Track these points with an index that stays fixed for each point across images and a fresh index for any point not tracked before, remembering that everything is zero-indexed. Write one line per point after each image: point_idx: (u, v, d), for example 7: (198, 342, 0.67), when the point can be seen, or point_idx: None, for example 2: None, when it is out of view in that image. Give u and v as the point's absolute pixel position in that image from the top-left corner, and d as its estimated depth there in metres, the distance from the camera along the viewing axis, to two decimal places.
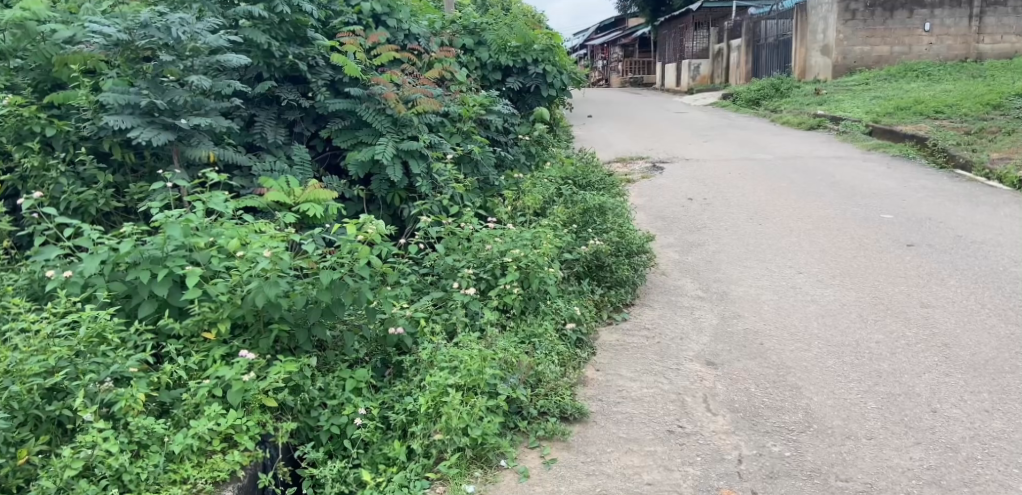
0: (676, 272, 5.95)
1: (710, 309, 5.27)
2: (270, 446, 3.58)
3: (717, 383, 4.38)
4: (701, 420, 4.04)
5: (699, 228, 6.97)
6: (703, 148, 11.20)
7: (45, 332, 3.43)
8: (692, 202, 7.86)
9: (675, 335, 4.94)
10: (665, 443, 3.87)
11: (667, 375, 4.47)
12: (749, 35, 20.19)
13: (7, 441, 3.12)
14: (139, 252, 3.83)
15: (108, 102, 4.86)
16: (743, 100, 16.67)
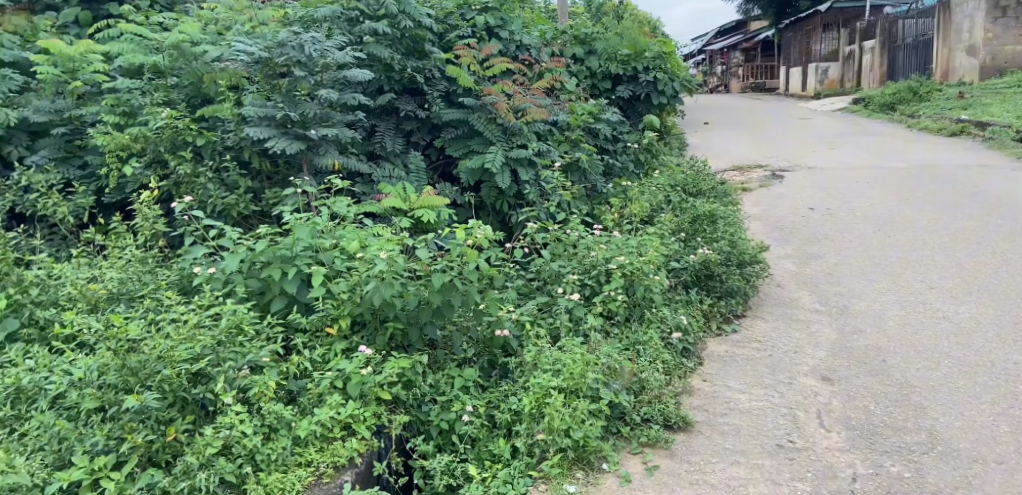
0: (792, 284, 5.87)
1: (828, 324, 5.20)
2: (385, 436, 3.82)
3: (832, 399, 4.34)
4: (814, 436, 4.03)
5: (817, 239, 6.83)
6: (830, 156, 10.87)
7: (192, 322, 3.72)
8: (814, 212, 7.72)
9: (789, 349, 4.90)
10: (774, 457, 3.88)
11: (778, 389, 4.46)
12: (884, 36, 19.37)
13: (158, 420, 3.48)
14: (273, 251, 4.20)
15: (249, 114, 5.34)
16: (879, 105, 16.13)
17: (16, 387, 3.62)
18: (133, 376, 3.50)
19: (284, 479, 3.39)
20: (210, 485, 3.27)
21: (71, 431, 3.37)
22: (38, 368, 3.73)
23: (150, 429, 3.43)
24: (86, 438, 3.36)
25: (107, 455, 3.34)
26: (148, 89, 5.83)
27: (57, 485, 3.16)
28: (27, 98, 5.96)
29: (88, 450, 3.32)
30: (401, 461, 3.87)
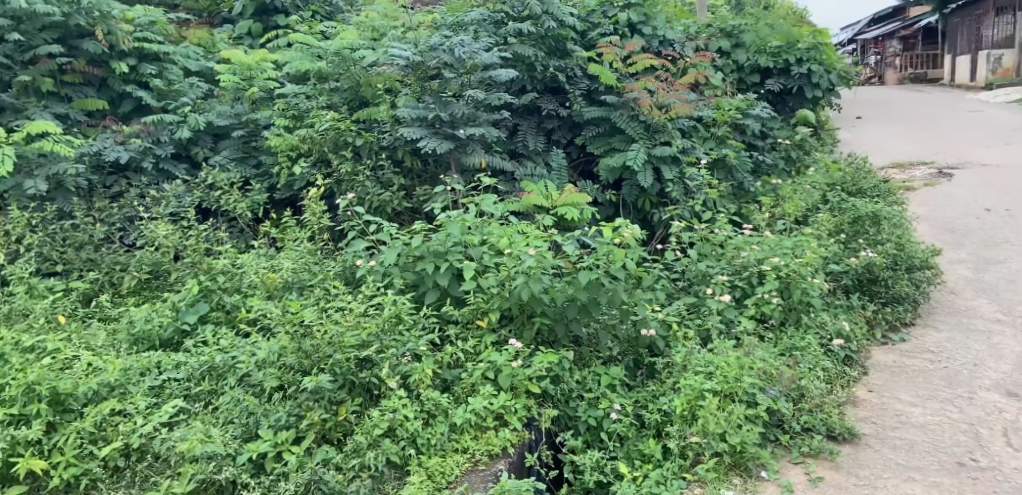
0: (968, 291, 5.44)
1: (1011, 335, 4.82)
2: (535, 429, 3.88)
3: (1020, 417, 4.04)
4: (999, 455, 3.77)
5: (997, 242, 6.33)
6: (1007, 152, 10.06)
7: (358, 310, 3.96)
8: (990, 213, 7.16)
9: (967, 361, 4.58)
10: (954, 476, 3.66)
11: (956, 404, 4.17)
12: None
13: (331, 400, 3.70)
14: (427, 246, 4.36)
15: (402, 115, 5.59)
16: None
17: (210, 365, 3.88)
18: (307, 359, 3.80)
19: (443, 463, 3.54)
20: (377, 464, 3.47)
21: (258, 406, 3.66)
22: (229, 348, 3.98)
23: (325, 408, 3.66)
24: (269, 414, 3.65)
25: (288, 430, 3.60)
26: (313, 93, 6.21)
27: (247, 456, 3.46)
28: (211, 104, 6.46)
29: (272, 424, 3.60)
30: (551, 453, 3.92)
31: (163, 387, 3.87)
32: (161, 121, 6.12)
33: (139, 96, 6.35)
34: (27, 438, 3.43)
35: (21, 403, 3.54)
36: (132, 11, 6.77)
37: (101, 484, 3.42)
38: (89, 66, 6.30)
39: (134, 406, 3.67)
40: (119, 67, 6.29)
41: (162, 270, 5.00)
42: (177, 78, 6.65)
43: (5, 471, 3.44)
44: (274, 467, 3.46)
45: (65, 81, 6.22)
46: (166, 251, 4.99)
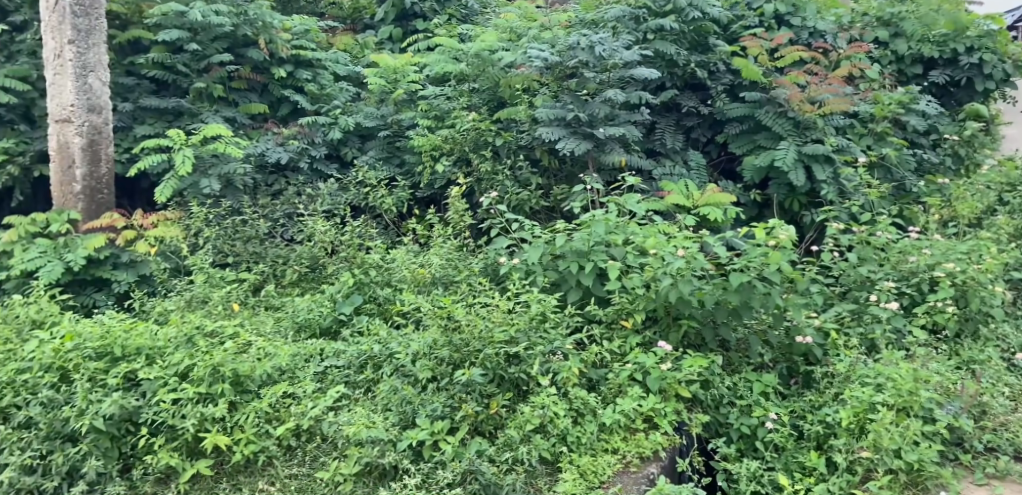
0: None
1: None
2: (685, 434, 3.82)
3: None
4: None
5: None
6: None
7: (505, 307, 3.99)
8: None
9: None
10: None
11: None
12: None
13: (482, 394, 3.76)
14: (569, 246, 4.34)
15: (541, 116, 5.58)
16: None
17: (369, 354, 4.14)
18: (457, 353, 3.89)
19: (595, 462, 3.55)
20: (532, 458, 3.51)
21: (416, 396, 3.77)
22: (386, 339, 4.21)
23: (477, 401, 3.73)
24: (426, 404, 3.74)
25: (444, 420, 3.68)
26: (453, 95, 6.28)
27: (407, 442, 3.58)
28: (358, 106, 6.76)
29: (429, 414, 3.69)
30: (703, 460, 3.84)
31: (326, 372, 4.13)
32: (315, 123, 6.46)
33: (296, 100, 6.70)
34: (213, 415, 3.67)
35: (207, 382, 3.78)
36: (290, 20, 7.14)
37: (277, 461, 3.67)
38: (253, 73, 6.69)
39: (302, 389, 3.92)
40: (278, 73, 6.65)
41: (319, 264, 5.31)
42: (328, 83, 6.94)
43: (193, 444, 3.69)
44: (432, 456, 3.55)
45: (231, 87, 6.62)
46: (321, 246, 5.31)
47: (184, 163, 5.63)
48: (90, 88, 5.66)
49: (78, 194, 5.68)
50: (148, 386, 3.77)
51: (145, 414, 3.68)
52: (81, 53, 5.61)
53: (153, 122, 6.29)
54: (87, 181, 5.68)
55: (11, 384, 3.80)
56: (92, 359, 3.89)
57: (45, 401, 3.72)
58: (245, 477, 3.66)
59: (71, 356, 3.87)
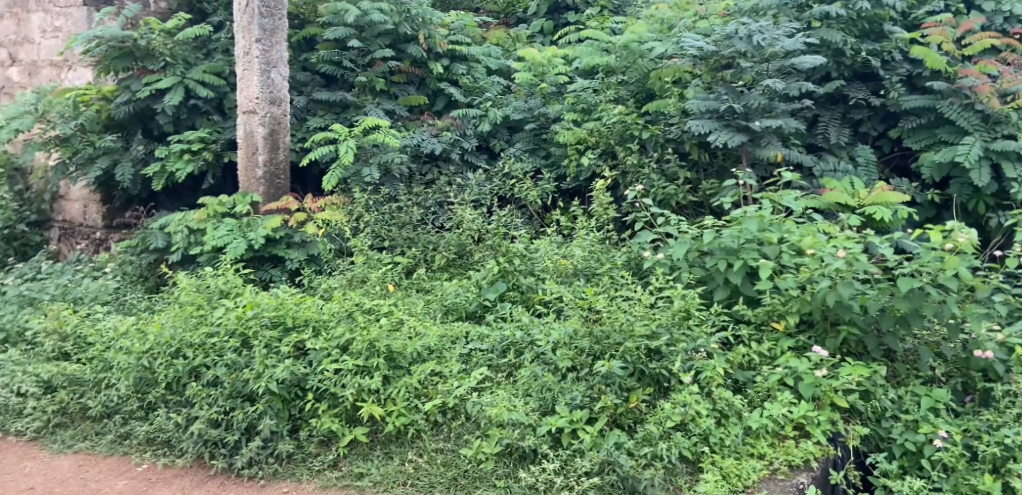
0: None
1: None
2: (840, 445, 3.70)
3: None
4: None
5: None
6: None
7: (646, 302, 4.02)
8: None
9: None
10: None
11: None
12: None
13: (621, 387, 3.80)
14: (717, 243, 4.29)
15: (694, 107, 5.51)
16: None
17: (512, 339, 4.29)
18: (597, 344, 3.97)
19: (740, 464, 3.51)
20: (672, 456, 3.50)
21: (556, 384, 3.87)
22: (528, 325, 4.34)
23: (617, 393, 3.77)
24: (566, 392, 3.84)
25: (583, 409, 3.76)
26: (601, 87, 6.30)
27: (546, 428, 3.67)
28: (508, 99, 6.91)
29: (569, 402, 3.78)
30: (860, 474, 3.72)
31: (471, 354, 4.32)
32: (466, 115, 6.68)
33: (450, 92, 6.90)
34: (369, 387, 4.01)
35: (365, 356, 4.12)
36: (448, 17, 7.41)
37: (424, 435, 3.92)
38: (413, 67, 7.01)
39: (449, 369, 4.17)
40: (435, 68, 6.93)
41: (468, 252, 5.54)
42: (481, 77, 7.15)
43: (352, 413, 4.06)
44: (570, 443, 3.64)
45: (392, 81, 6.96)
46: (469, 234, 5.52)
47: (347, 153, 6.02)
48: (272, 83, 6.11)
49: (259, 179, 6.16)
50: (314, 356, 4.18)
51: (312, 381, 4.08)
52: (266, 50, 6.06)
53: (324, 113, 6.74)
54: (267, 168, 6.15)
55: (202, 345, 4.29)
56: (268, 327, 4.34)
57: (229, 363, 4.18)
58: (396, 446, 3.95)
59: (251, 323, 4.33)
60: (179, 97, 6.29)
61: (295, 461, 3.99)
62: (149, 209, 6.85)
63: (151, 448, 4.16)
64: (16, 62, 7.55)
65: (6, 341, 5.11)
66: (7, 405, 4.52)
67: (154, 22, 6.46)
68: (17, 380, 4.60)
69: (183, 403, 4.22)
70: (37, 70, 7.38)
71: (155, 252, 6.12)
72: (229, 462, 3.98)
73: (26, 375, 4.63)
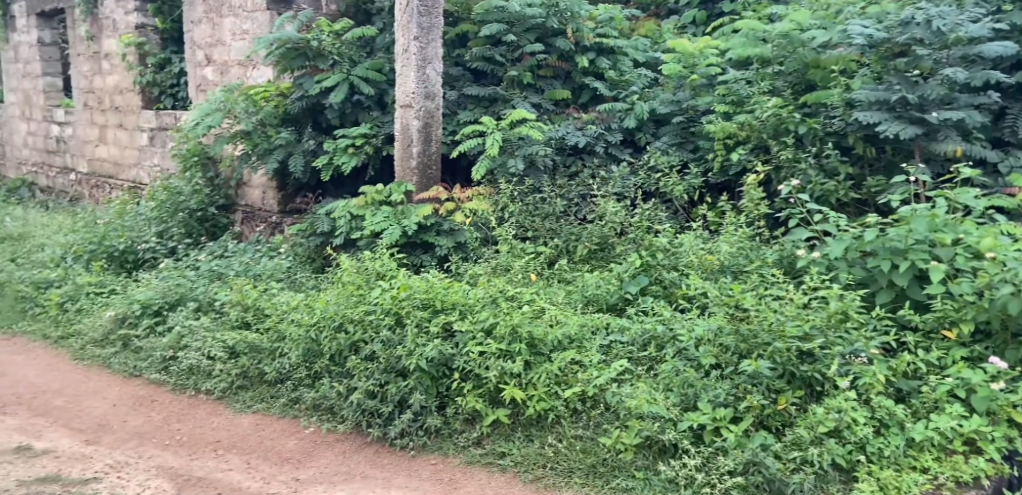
0: None
1: None
2: (1017, 465, 3.51)
3: None
4: None
5: None
6: None
7: (799, 302, 3.96)
8: None
9: None
10: None
11: None
12: None
13: (769, 388, 3.77)
14: (882, 243, 4.15)
15: (860, 97, 5.32)
16: None
17: (653, 333, 4.33)
18: (743, 343, 3.93)
19: (899, 476, 3.40)
20: (822, 462, 3.44)
21: (698, 380, 3.88)
22: (670, 320, 4.37)
23: (764, 394, 3.74)
24: (709, 389, 3.84)
25: (726, 408, 3.75)
26: (756, 78, 6.17)
27: (687, 423, 3.70)
28: (656, 92, 6.86)
29: (711, 399, 3.79)
30: None
31: (610, 347, 4.40)
32: (612, 109, 6.70)
33: (596, 86, 7.00)
34: (511, 370, 4.19)
35: (507, 341, 4.30)
36: (596, 10, 7.49)
37: (564, 420, 4.04)
38: (559, 62, 7.11)
39: (589, 358, 4.27)
40: (581, 62, 6.98)
41: (609, 244, 5.60)
42: (628, 69, 7.17)
43: (495, 394, 4.24)
44: (713, 441, 3.65)
45: (539, 75, 7.10)
46: (612, 226, 5.61)
47: (492, 145, 6.27)
48: (427, 78, 6.40)
49: (413, 169, 6.45)
50: (461, 338, 4.41)
51: (458, 360, 4.32)
52: (423, 47, 6.36)
53: (473, 108, 6.97)
54: (420, 158, 6.44)
55: (362, 321, 4.62)
56: (419, 308, 4.61)
57: (385, 340, 4.48)
58: (536, 430, 4.10)
59: (404, 303, 4.62)
60: (344, 93, 6.76)
61: (442, 436, 4.23)
62: (319, 195, 7.46)
63: (317, 413, 4.55)
64: (210, 63, 8.29)
65: (199, 309, 5.60)
66: (199, 366, 5.05)
67: (325, 24, 7.03)
68: (206, 344, 5.11)
69: (344, 374, 4.59)
70: (227, 69, 8.08)
71: (322, 235, 6.58)
72: (383, 431, 4.28)
73: (214, 340, 5.14)
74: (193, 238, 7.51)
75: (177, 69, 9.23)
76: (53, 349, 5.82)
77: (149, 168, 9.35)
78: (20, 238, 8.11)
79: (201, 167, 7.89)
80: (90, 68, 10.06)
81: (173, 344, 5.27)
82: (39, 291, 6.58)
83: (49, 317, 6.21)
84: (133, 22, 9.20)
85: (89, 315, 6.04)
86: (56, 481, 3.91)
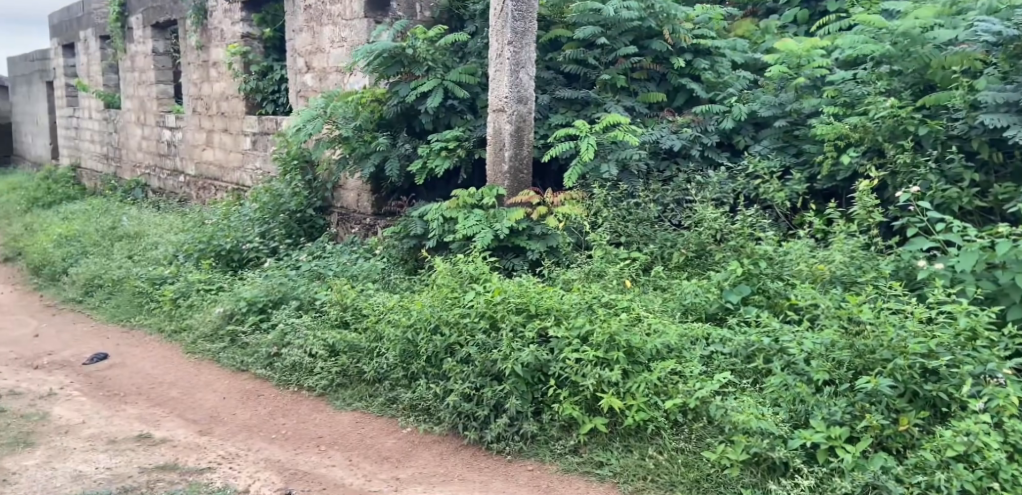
0: None
1: None
2: None
3: None
4: None
5: None
6: None
7: (922, 316, 3.80)
8: None
9: None
10: None
11: None
12: None
13: (889, 407, 3.59)
14: (1014, 254, 4.04)
15: (986, 100, 5.08)
16: None
17: (758, 345, 4.17)
18: (858, 358, 3.78)
19: None
20: (950, 488, 3.25)
21: (810, 396, 3.74)
22: (777, 332, 4.21)
23: (884, 414, 3.57)
24: (823, 406, 3.69)
25: (842, 427, 3.59)
26: (870, 79, 5.88)
27: (800, 441, 3.57)
28: (756, 94, 6.61)
29: (826, 417, 3.63)
30: None
31: (711, 357, 4.27)
32: (709, 111, 6.55)
33: (692, 88, 6.84)
34: (609, 379, 4.12)
35: (605, 348, 4.24)
36: (693, 11, 7.36)
37: (664, 432, 3.94)
38: (654, 64, 7.00)
39: (689, 369, 4.15)
40: (677, 63, 6.84)
41: (707, 251, 5.45)
42: (726, 71, 6.94)
43: (592, 402, 4.17)
44: (828, 461, 3.51)
45: (633, 78, 7.00)
46: (709, 232, 5.45)
47: (587, 150, 6.12)
48: (520, 83, 6.37)
49: (505, 173, 6.45)
50: (556, 344, 4.36)
51: (554, 367, 4.27)
52: (517, 52, 6.33)
53: (565, 112, 6.88)
54: (513, 162, 6.43)
55: (457, 324, 4.64)
56: (514, 312, 4.59)
57: (480, 343, 4.49)
58: (636, 440, 4.01)
59: (499, 307, 4.60)
60: (439, 98, 6.82)
61: (539, 442, 4.19)
62: (410, 199, 7.51)
63: (414, 414, 4.59)
64: (310, 69, 8.51)
65: (301, 307, 5.74)
66: (301, 363, 5.18)
67: (420, 31, 7.11)
68: (308, 342, 5.23)
69: (441, 376, 4.61)
70: (326, 75, 8.28)
71: (415, 238, 6.64)
72: (479, 434, 4.28)
73: (315, 338, 5.25)
74: (293, 238, 7.75)
75: (279, 76, 9.51)
76: (167, 342, 6.08)
77: (252, 170, 9.68)
78: (136, 236, 8.52)
79: (300, 170, 8.09)
80: (200, 76, 10.49)
81: (277, 341, 5.42)
82: (154, 287, 6.89)
83: (163, 312, 6.49)
84: (240, 31, 9.58)
85: (200, 310, 6.27)
86: (174, 470, 4.05)
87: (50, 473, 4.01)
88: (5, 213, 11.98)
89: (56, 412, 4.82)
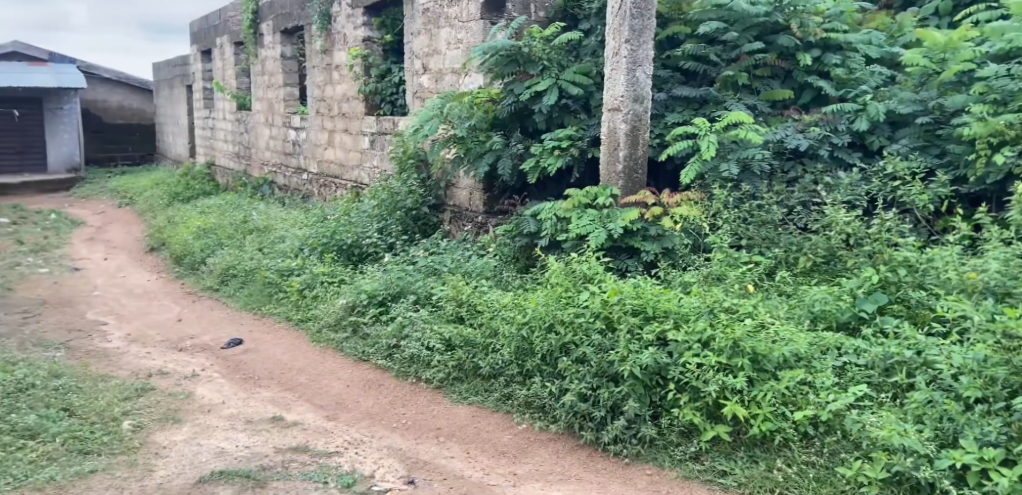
0: None
1: None
2: None
3: None
4: None
5: None
6: None
7: None
8: None
9: None
10: None
11: None
12: None
13: None
14: None
15: None
16: None
17: (899, 357, 3.95)
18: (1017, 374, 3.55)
19: None
20: None
21: (961, 415, 3.52)
22: (920, 346, 3.98)
23: None
24: (974, 425, 3.47)
25: (995, 448, 3.37)
26: None
27: (948, 462, 3.38)
28: (893, 91, 6.28)
29: (978, 437, 3.42)
30: None
31: (845, 368, 4.06)
32: (841, 110, 6.19)
33: (821, 85, 6.50)
34: (734, 386, 3.97)
35: (728, 354, 4.08)
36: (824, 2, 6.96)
37: (793, 444, 3.77)
38: (780, 60, 6.69)
39: (821, 380, 3.96)
40: (804, 59, 6.54)
41: (837, 256, 5.20)
42: (859, 66, 6.61)
43: (713, 409, 4.03)
44: (980, 484, 3.31)
45: (757, 75, 6.71)
46: (839, 236, 5.19)
47: (708, 148, 5.95)
48: (637, 81, 6.22)
49: (619, 173, 6.30)
50: (676, 347, 4.23)
51: (674, 371, 4.15)
52: (633, 50, 6.17)
53: (683, 110, 6.66)
54: (627, 162, 6.28)
55: (572, 324, 4.60)
56: (630, 314, 4.49)
57: (596, 344, 4.43)
58: (761, 451, 3.84)
59: (615, 308, 4.52)
60: (553, 97, 6.81)
61: (657, 447, 4.07)
62: (523, 199, 7.50)
63: (528, 411, 4.56)
64: (427, 71, 8.64)
65: (418, 301, 5.83)
66: (419, 356, 5.26)
67: (536, 30, 7.09)
68: (425, 335, 5.31)
69: (557, 375, 4.57)
70: (443, 77, 8.38)
71: (528, 236, 6.64)
72: (596, 435, 4.22)
73: (432, 332, 5.33)
74: (409, 235, 7.88)
75: (397, 79, 9.70)
76: (294, 331, 6.31)
77: (370, 169, 9.94)
78: (266, 229, 8.90)
79: (416, 169, 8.25)
80: (323, 78, 10.85)
81: (397, 333, 5.53)
82: (283, 278, 7.16)
83: (291, 302, 6.74)
84: (361, 35, 9.84)
85: (324, 301, 6.48)
86: (306, 451, 4.18)
87: (197, 449, 4.21)
88: (151, 207, 12.80)
89: (200, 392, 5.07)
